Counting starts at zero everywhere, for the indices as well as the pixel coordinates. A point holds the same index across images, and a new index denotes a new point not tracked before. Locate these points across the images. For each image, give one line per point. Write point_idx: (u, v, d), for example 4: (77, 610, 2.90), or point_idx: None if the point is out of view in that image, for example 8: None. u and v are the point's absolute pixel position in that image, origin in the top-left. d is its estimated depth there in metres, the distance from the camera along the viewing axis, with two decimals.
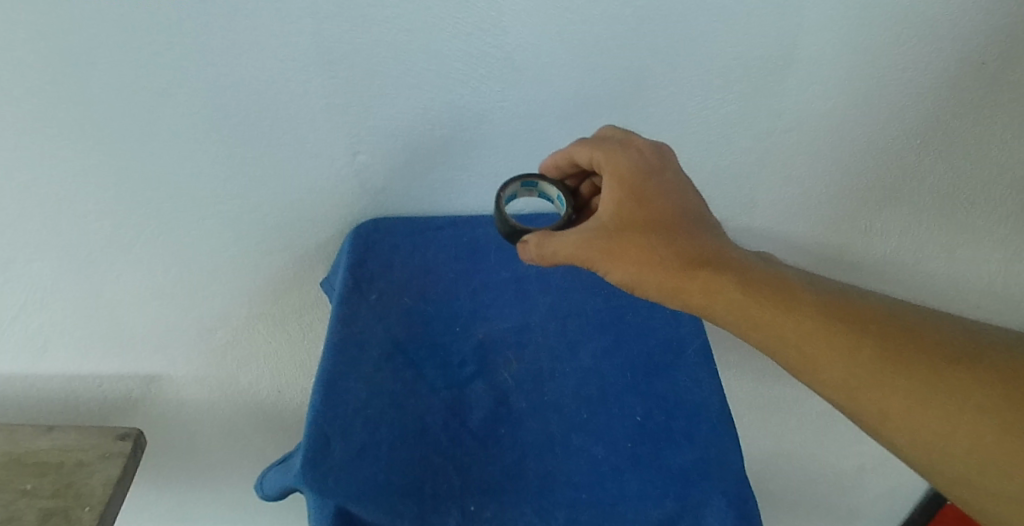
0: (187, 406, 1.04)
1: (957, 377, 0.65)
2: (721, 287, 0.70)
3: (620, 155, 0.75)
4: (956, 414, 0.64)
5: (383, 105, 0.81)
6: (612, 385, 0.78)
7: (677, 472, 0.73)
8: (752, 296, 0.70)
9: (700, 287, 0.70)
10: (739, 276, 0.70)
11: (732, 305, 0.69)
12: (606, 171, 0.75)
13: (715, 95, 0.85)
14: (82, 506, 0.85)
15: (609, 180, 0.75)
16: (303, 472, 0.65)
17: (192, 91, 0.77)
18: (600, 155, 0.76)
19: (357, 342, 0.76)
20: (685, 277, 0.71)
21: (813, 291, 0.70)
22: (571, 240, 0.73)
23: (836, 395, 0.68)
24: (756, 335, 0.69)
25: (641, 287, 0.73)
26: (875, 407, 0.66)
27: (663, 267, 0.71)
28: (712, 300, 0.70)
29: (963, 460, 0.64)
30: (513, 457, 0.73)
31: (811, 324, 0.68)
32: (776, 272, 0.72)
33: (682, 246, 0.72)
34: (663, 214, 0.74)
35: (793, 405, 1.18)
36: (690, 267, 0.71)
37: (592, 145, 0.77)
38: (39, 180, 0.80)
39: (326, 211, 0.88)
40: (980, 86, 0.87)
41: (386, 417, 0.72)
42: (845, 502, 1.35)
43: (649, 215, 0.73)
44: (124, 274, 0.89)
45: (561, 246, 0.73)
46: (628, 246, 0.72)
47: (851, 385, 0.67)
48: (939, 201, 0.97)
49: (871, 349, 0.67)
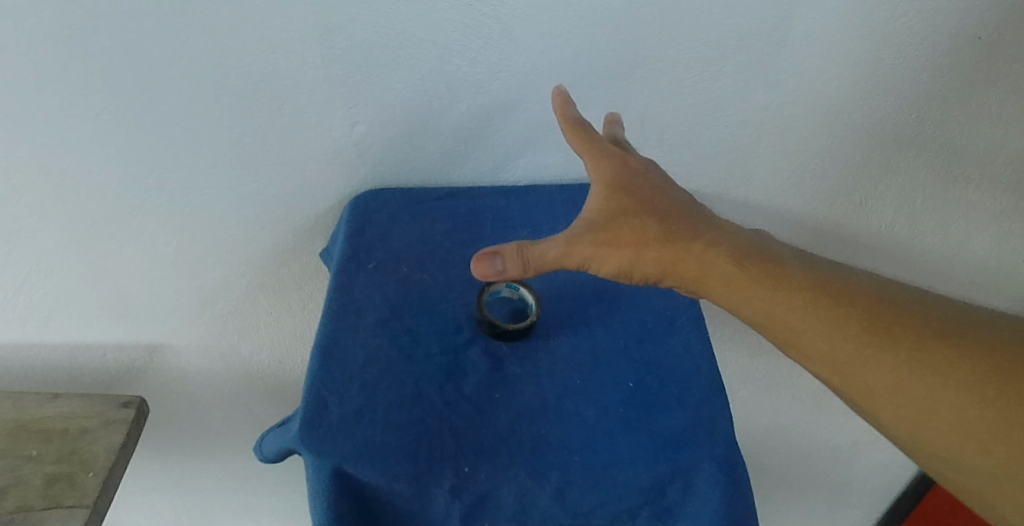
0: (190, 376, 1.06)
1: (945, 353, 0.66)
2: (711, 264, 0.71)
3: (604, 148, 0.75)
4: (941, 388, 0.65)
5: (381, 76, 0.82)
6: (605, 349, 0.75)
7: (669, 435, 0.69)
8: (743, 275, 0.71)
9: (691, 266, 0.71)
10: (730, 254, 0.71)
11: (724, 282, 0.71)
12: (592, 153, 0.75)
13: (711, 67, 0.86)
14: (86, 471, 0.87)
15: (594, 175, 0.74)
16: (302, 431, 0.66)
17: (193, 61, 0.78)
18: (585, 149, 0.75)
19: (354, 308, 0.76)
20: (677, 256, 0.72)
21: (801, 267, 0.72)
22: (555, 246, 0.71)
23: (825, 372, 0.69)
24: (747, 312, 0.70)
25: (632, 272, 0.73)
26: (863, 385, 0.67)
27: (655, 248, 0.71)
28: (703, 276, 0.71)
29: (951, 437, 0.65)
30: (506, 420, 0.69)
31: (799, 300, 0.69)
32: (766, 249, 0.73)
33: (673, 225, 0.73)
34: (653, 194, 0.74)
35: (788, 378, 1.19)
36: (681, 244, 0.72)
37: (576, 141, 0.76)
38: (42, 151, 0.81)
39: (326, 182, 0.89)
40: (975, 60, 0.87)
41: (381, 379, 0.70)
42: (840, 476, 1.37)
43: (636, 202, 0.73)
44: (127, 244, 0.91)
45: (546, 253, 0.71)
46: (621, 226, 0.72)
47: (839, 361, 0.68)
48: (934, 176, 0.98)
49: (859, 325, 0.68)
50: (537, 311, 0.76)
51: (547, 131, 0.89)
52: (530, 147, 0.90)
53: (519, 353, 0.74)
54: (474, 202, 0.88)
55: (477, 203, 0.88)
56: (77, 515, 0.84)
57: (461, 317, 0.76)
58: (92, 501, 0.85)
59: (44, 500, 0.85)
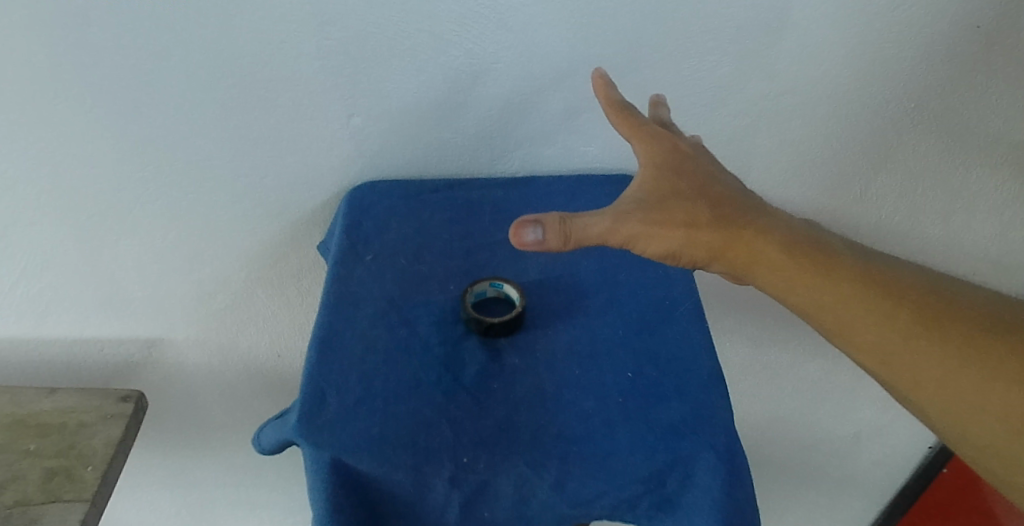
0: (188, 370, 1.05)
1: (989, 344, 0.66)
2: (763, 250, 0.69)
3: (653, 133, 0.74)
4: (989, 382, 0.65)
5: (378, 67, 0.81)
6: (604, 340, 0.74)
7: (667, 426, 0.68)
8: (794, 262, 0.69)
9: (743, 252, 0.69)
10: (780, 240, 0.70)
11: (775, 268, 0.69)
12: (641, 138, 0.73)
13: (709, 57, 0.85)
14: (84, 465, 0.86)
15: (644, 156, 0.72)
16: (298, 423, 0.65)
17: (188, 54, 0.77)
18: (634, 133, 0.74)
19: (352, 300, 0.75)
20: (729, 241, 0.69)
21: (846, 255, 0.71)
22: (606, 218, 0.66)
23: (870, 359, 0.69)
24: (797, 299, 0.69)
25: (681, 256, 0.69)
26: (909, 374, 0.67)
27: (707, 231, 0.69)
28: (754, 262, 0.70)
29: (995, 427, 0.65)
30: (504, 411, 0.69)
31: (848, 287, 0.69)
32: (812, 238, 0.72)
33: (724, 210, 0.70)
34: (702, 178, 0.72)
35: (787, 369, 1.20)
36: (733, 229, 0.70)
37: (625, 124, 0.74)
38: (36, 144, 0.81)
39: (323, 175, 0.89)
40: (973, 49, 0.87)
41: (380, 372, 0.70)
42: (840, 467, 1.37)
43: (687, 184, 0.71)
44: (123, 237, 0.90)
45: (597, 224, 0.66)
46: (673, 209, 0.69)
47: (886, 348, 0.68)
48: (934, 166, 0.98)
49: (905, 313, 0.68)
50: (523, 303, 0.75)
51: (545, 122, 0.88)
52: (528, 138, 0.90)
53: (518, 343, 0.74)
54: (471, 193, 0.88)
55: (475, 194, 0.88)
56: (76, 509, 0.84)
57: (459, 309, 0.76)
58: (91, 495, 0.84)
59: (42, 494, 0.84)
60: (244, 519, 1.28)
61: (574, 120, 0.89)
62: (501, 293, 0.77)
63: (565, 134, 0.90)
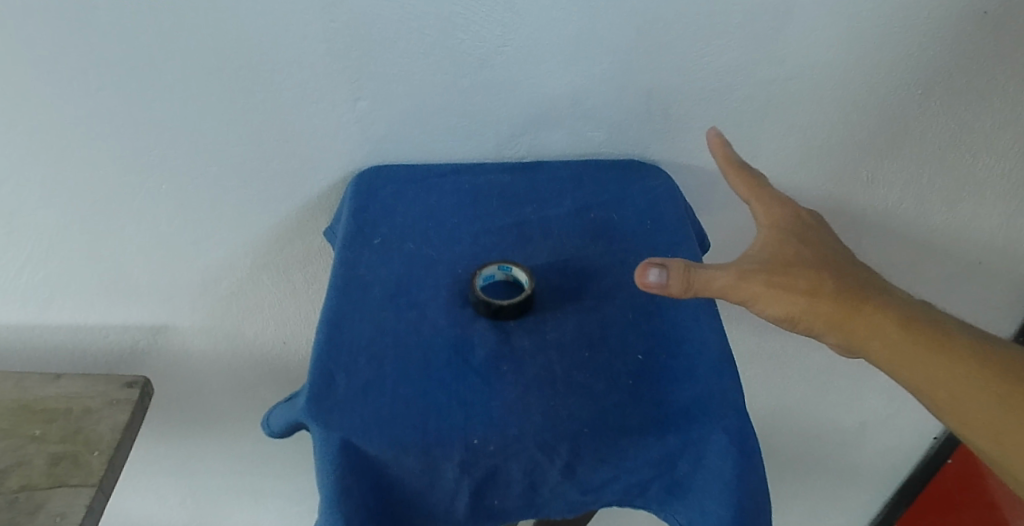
0: (193, 358, 1.05)
1: None
2: (877, 319, 0.70)
3: (774, 204, 0.76)
4: None
5: (384, 50, 0.81)
6: (614, 323, 0.73)
7: (679, 407, 0.67)
8: (905, 332, 0.70)
9: (860, 321, 0.70)
10: (896, 314, 0.71)
11: (889, 338, 0.70)
12: (763, 203, 0.76)
13: (716, 41, 0.85)
14: (90, 450, 0.86)
15: (765, 227, 0.75)
16: (307, 405, 0.65)
17: (193, 36, 0.77)
18: (756, 202, 0.77)
19: (360, 284, 0.75)
20: (848, 310, 0.70)
21: (955, 326, 0.72)
22: (729, 276, 0.68)
23: (960, 423, 0.71)
24: (901, 369, 0.70)
25: (797, 321, 0.70)
26: (996, 437, 0.69)
27: (827, 300, 0.70)
28: (868, 332, 0.70)
29: None
30: (515, 393, 0.67)
31: (954, 356, 0.70)
32: (922, 307, 0.73)
33: (844, 279, 0.72)
34: (823, 247, 0.74)
35: (793, 358, 1.19)
36: (851, 299, 0.71)
37: (752, 191, 0.77)
38: (42, 126, 0.81)
39: (328, 160, 0.88)
40: (981, 32, 0.87)
41: (389, 354, 0.69)
42: (846, 457, 1.37)
43: (808, 253, 0.73)
44: (128, 223, 0.90)
45: (719, 280, 0.67)
46: (795, 277, 0.70)
47: (979, 414, 0.69)
48: (942, 153, 0.97)
49: (1004, 383, 0.69)
50: (532, 286, 0.74)
51: (551, 107, 0.88)
52: (534, 124, 0.89)
53: (527, 326, 0.73)
54: (478, 178, 0.87)
55: (482, 179, 0.87)
56: (83, 493, 0.83)
57: (467, 292, 0.75)
58: (98, 480, 0.84)
59: (48, 479, 0.84)
60: (249, 508, 1.28)
61: (581, 106, 0.88)
62: (510, 276, 0.76)
63: (571, 119, 0.89)
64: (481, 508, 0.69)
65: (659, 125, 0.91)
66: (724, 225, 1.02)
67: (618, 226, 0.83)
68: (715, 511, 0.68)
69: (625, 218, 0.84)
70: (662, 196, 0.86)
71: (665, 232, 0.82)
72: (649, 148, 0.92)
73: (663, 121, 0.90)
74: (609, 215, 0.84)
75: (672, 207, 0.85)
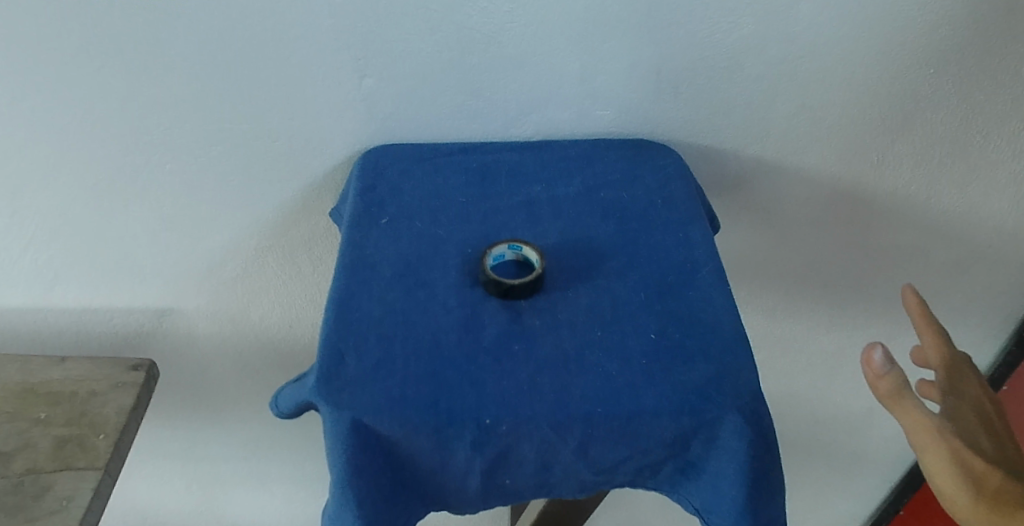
0: (199, 342, 1.04)
1: None
2: None
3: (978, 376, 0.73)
4: None
5: (389, 27, 0.79)
6: (625, 303, 0.72)
7: (693, 387, 0.66)
8: None
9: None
10: None
11: None
12: (971, 382, 0.72)
13: (727, 17, 0.83)
14: (96, 433, 0.85)
15: (971, 394, 0.71)
16: (317, 385, 0.65)
17: (196, 12, 0.76)
18: (975, 372, 0.73)
19: (368, 263, 0.74)
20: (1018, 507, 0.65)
21: None
22: (968, 466, 0.66)
23: None
24: None
25: (956, 502, 0.66)
26: None
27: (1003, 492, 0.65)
28: None
29: None
30: (527, 372, 0.66)
31: None
32: None
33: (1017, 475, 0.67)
34: (1005, 431, 0.70)
35: (801, 342, 1.18)
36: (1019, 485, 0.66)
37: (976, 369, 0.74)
38: (44, 105, 0.80)
39: (334, 139, 0.87)
40: (997, 8, 0.85)
41: (399, 333, 0.68)
42: (854, 442, 1.36)
43: (992, 434, 0.69)
44: (133, 203, 0.90)
45: (947, 470, 0.66)
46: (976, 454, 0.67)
47: None
48: (954, 133, 0.96)
49: None
50: (543, 266, 0.73)
51: (560, 85, 0.86)
52: (543, 102, 0.87)
53: (538, 306, 0.72)
54: (485, 157, 0.86)
55: (490, 158, 0.86)
56: (89, 477, 0.82)
57: (476, 272, 0.74)
58: (104, 463, 0.83)
59: (54, 462, 0.83)
60: (255, 493, 1.28)
61: (590, 84, 0.87)
62: (520, 255, 0.75)
63: (580, 97, 0.88)
64: (492, 489, 0.68)
65: (669, 105, 0.89)
66: (733, 206, 1.01)
67: (628, 205, 0.82)
68: (731, 493, 0.67)
69: (635, 197, 0.82)
70: (672, 175, 0.85)
71: (676, 211, 0.81)
72: (658, 127, 0.91)
73: (673, 99, 0.89)
74: (620, 194, 0.83)
75: (683, 186, 0.84)
